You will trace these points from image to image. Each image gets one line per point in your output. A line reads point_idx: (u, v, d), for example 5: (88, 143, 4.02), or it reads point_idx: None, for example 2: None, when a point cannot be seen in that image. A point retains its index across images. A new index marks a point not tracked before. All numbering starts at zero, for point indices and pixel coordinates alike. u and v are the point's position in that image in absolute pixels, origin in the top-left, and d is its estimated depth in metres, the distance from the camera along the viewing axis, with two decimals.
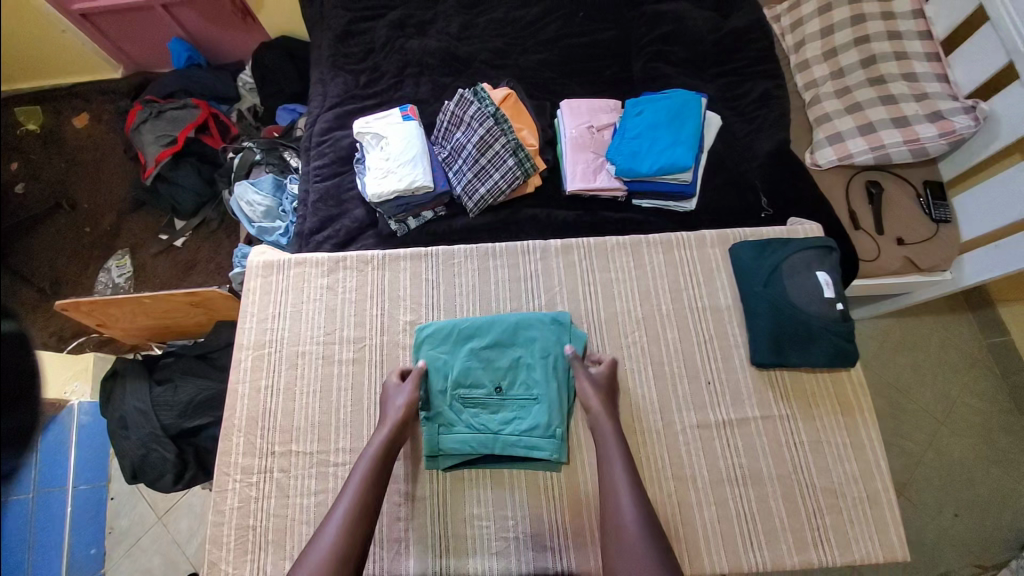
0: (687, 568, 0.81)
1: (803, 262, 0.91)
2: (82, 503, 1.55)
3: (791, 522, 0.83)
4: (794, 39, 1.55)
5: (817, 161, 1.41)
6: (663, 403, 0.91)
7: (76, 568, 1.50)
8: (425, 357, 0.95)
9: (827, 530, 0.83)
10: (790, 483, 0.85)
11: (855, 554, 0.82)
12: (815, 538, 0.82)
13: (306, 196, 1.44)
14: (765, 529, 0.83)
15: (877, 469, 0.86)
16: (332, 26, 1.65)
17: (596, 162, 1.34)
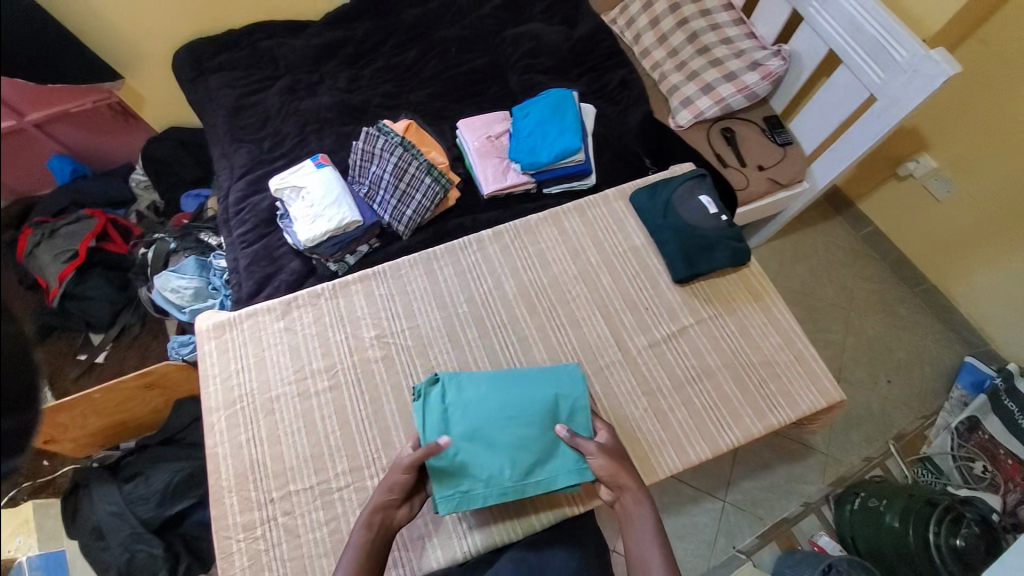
0: (678, 464, 0.93)
1: (688, 189, 1.11)
2: None
3: (746, 398, 0.98)
4: (631, 33, 1.85)
5: (679, 122, 1.68)
6: (616, 335, 1.04)
7: None
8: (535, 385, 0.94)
9: (776, 395, 0.99)
10: (735, 367, 1.01)
11: (803, 406, 0.98)
12: (768, 405, 0.98)
13: (237, 264, 1.46)
14: (728, 411, 0.97)
15: (795, 335, 1.05)
16: (222, 104, 1.72)
17: (503, 164, 1.50)
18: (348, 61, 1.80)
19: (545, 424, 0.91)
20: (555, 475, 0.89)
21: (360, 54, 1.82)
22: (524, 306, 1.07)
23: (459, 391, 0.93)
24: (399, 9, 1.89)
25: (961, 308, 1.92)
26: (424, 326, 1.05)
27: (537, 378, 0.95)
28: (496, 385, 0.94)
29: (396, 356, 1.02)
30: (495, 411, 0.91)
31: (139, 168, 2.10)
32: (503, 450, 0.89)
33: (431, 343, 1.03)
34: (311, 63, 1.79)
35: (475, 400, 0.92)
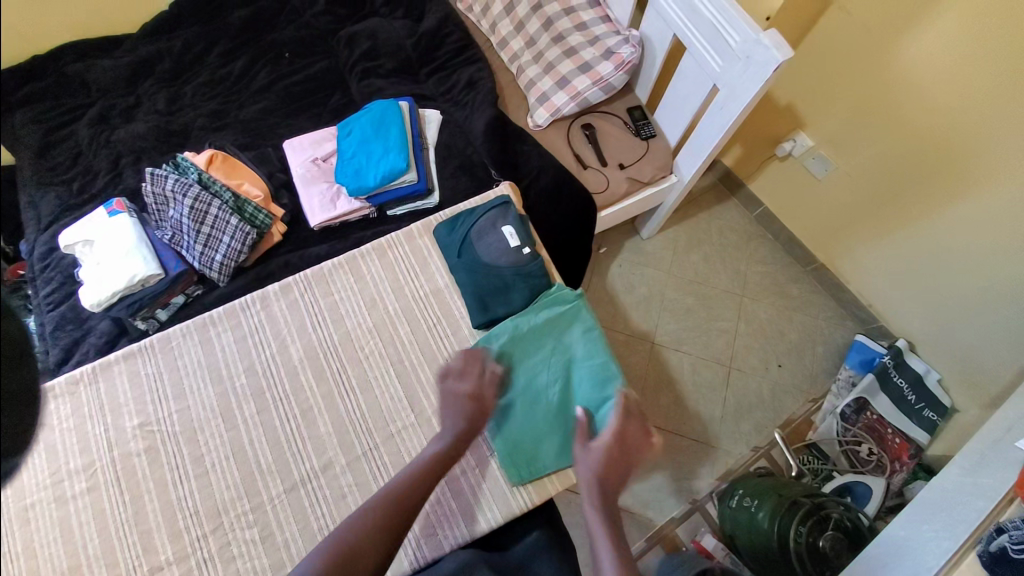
0: (467, 535, 0.89)
1: (490, 224, 1.03)
2: None
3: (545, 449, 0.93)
4: (487, 22, 1.68)
5: (536, 122, 1.54)
6: (409, 393, 0.95)
7: None
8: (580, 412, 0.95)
9: None
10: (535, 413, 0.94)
11: None
12: None
13: (43, 328, 1.32)
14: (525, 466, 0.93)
15: None
16: (24, 143, 1.52)
17: (331, 190, 1.36)
18: (170, 77, 1.61)
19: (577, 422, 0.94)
20: (533, 446, 0.92)
21: (183, 68, 1.62)
22: (312, 370, 0.97)
23: (558, 347, 0.98)
24: (228, 12, 1.69)
25: (851, 286, 1.87)
26: (195, 407, 0.94)
27: (593, 406, 0.94)
28: (579, 369, 0.97)
29: (162, 447, 0.92)
30: (563, 377, 0.96)
31: None
32: (532, 394, 0.95)
33: (202, 426, 0.93)
34: (126, 84, 1.59)
35: (552, 356, 0.97)
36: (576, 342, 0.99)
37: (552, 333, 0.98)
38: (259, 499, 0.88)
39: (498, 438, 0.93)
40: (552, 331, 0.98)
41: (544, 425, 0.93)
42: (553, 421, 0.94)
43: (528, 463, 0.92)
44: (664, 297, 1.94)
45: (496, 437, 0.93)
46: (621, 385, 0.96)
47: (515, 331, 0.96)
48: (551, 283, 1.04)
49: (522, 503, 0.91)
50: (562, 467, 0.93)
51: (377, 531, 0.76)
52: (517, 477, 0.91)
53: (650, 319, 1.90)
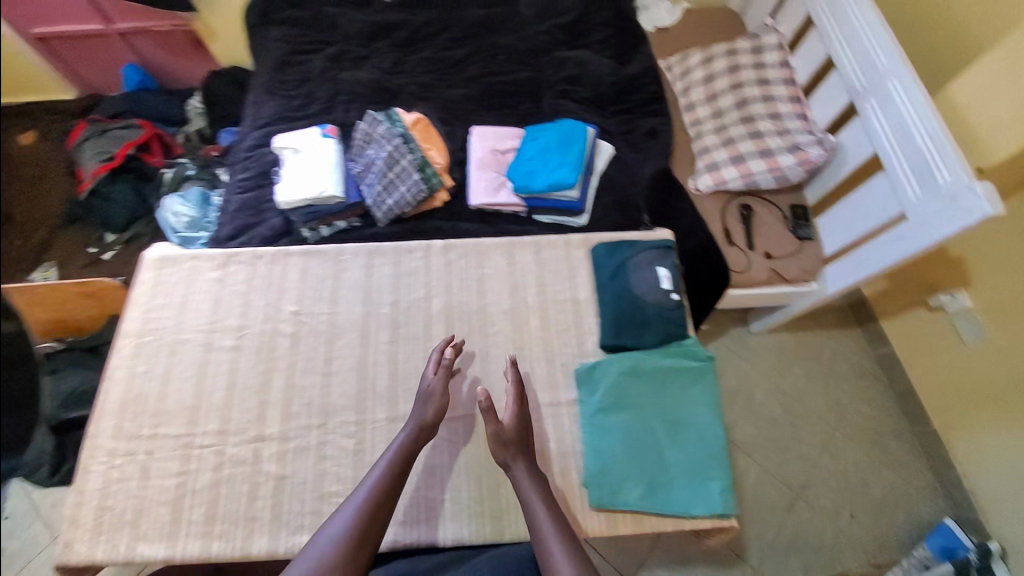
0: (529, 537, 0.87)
1: (648, 258, 1.07)
2: None
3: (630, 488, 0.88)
4: (682, 83, 1.76)
5: (697, 187, 1.59)
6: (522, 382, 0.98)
7: None
8: (677, 470, 0.90)
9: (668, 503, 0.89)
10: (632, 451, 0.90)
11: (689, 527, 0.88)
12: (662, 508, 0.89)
13: (227, 205, 1.54)
14: None
15: None
16: (271, 56, 1.81)
17: (498, 180, 1.49)
18: (401, 44, 1.86)
19: (670, 478, 0.89)
20: (620, 478, 0.88)
21: (413, 41, 1.87)
22: (444, 326, 1.04)
23: (675, 398, 0.95)
24: (465, 5, 1.91)
25: (959, 464, 1.67)
26: (342, 316, 1.05)
27: (691, 469, 0.90)
28: (689, 428, 0.93)
29: (303, 337, 1.03)
30: (670, 428, 0.92)
31: (197, 96, 2.34)
32: (633, 429, 0.92)
33: (341, 334, 1.03)
34: (364, 40, 1.86)
35: (665, 404, 0.94)
36: (693, 400, 0.95)
37: (673, 383, 0.96)
38: (364, 418, 0.96)
39: (589, 457, 0.91)
40: (674, 381, 0.96)
41: (637, 466, 0.89)
42: (647, 465, 0.89)
43: (609, 493, 0.88)
44: (752, 396, 1.85)
45: (588, 456, 0.91)
46: (722, 460, 0.92)
47: (637, 365, 0.96)
48: (688, 335, 1.03)
49: (588, 526, 0.87)
50: (640, 513, 0.88)
51: (344, 554, 0.75)
52: (595, 502, 0.87)
53: (730, 412, 1.82)
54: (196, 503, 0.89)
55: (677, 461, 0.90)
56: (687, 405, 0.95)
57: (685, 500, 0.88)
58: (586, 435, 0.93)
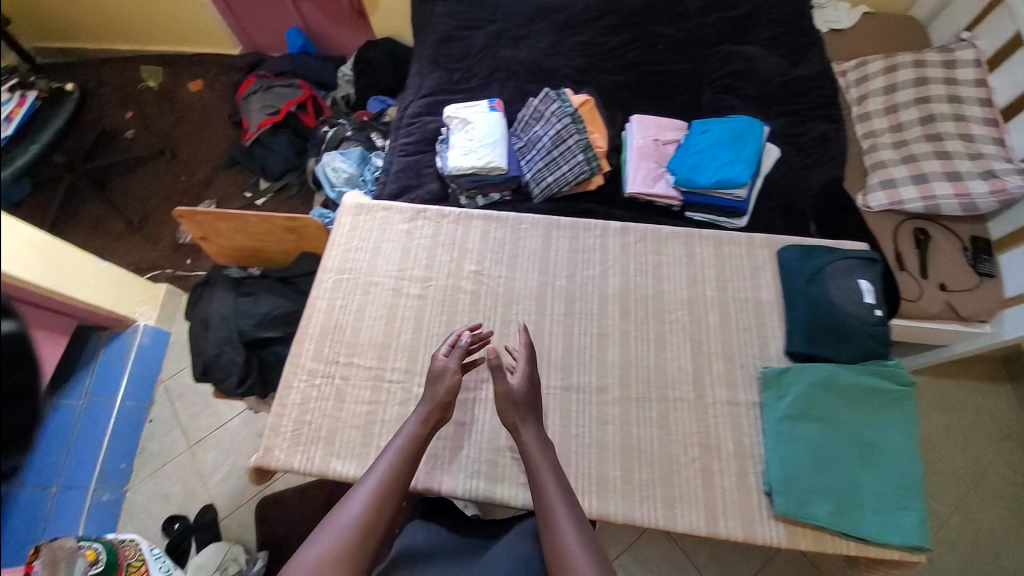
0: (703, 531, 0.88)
1: (849, 269, 1.01)
2: (63, 502, 1.63)
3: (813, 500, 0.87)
4: (858, 92, 1.63)
5: (868, 203, 1.47)
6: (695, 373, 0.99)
7: (56, 513, 1.61)
8: (868, 494, 0.88)
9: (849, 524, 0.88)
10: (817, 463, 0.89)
11: (870, 552, 0.87)
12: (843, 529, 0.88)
13: (390, 166, 1.65)
14: None
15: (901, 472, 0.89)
16: (437, 29, 1.89)
17: (657, 171, 1.46)
18: (560, 26, 1.87)
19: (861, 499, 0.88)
20: (807, 491, 0.87)
21: (573, 24, 1.87)
22: (619, 305, 1.05)
23: (871, 419, 0.92)
24: None
25: None
26: (519, 282, 1.08)
27: (883, 495, 0.87)
28: (884, 453, 0.90)
29: (482, 295, 1.07)
30: (863, 449, 0.90)
31: (349, 65, 2.45)
32: (824, 443, 0.90)
33: (517, 298, 1.07)
34: (525, 20, 1.89)
35: (859, 423, 0.91)
36: (889, 425, 0.92)
37: (869, 404, 0.93)
38: (539, 381, 0.99)
39: (774, 464, 0.90)
40: (870, 402, 0.93)
41: (826, 481, 0.88)
42: (837, 483, 0.88)
43: (796, 504, 0.87)
44: None
45: (772, 463, 0.90)
46: (916, 492, 0.88)
47: (834, 378, 0.93)
48: (885, 356, 0.99)
49: (766, 533, 0.88)
50: (826, 529, 0.86)
51: (366, 533, 0.76)
52: (782, 508, 0.87)
53: None
54: (385, 432, 0.96)
55: (868, 484, 0.88)
56: (881, 429, 0.92)
57: (877, 525, 0.86)
58: (770, 441, 0.92)
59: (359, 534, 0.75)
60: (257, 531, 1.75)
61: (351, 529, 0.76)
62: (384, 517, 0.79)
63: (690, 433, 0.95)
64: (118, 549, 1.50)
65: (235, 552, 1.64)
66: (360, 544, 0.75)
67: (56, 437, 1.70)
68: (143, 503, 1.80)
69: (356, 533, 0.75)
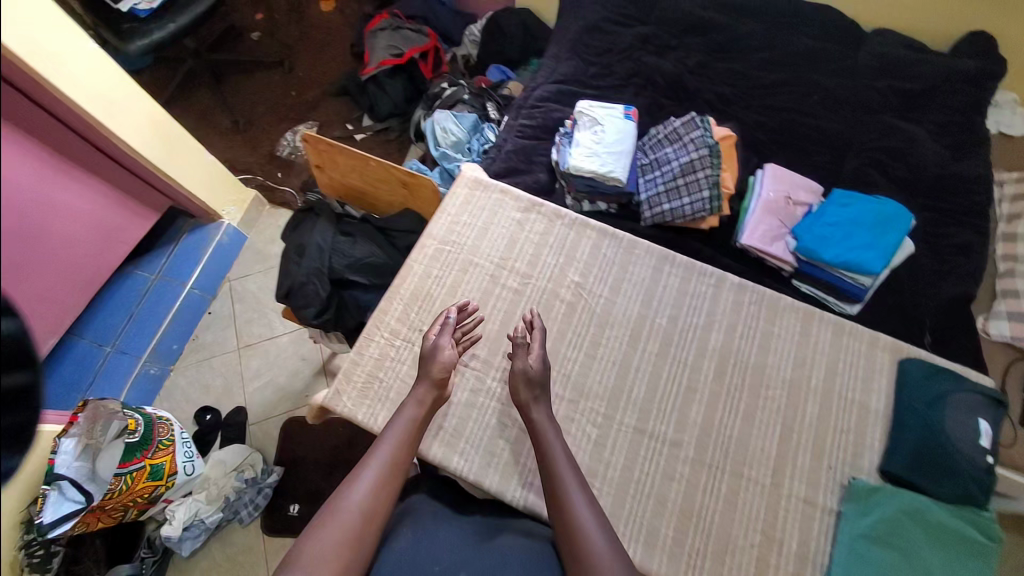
0: None
1: (966, 406, 0.97)
2: (115, 363, 1.76)
3: None
4: (1011, 208, 1.49)
5: (987, 329, 1.36)
6: (774, 457, 0.96)
7: (108, 372, 1.75)
8: None
9: None
10: None
11: None
12: None
13: (503, 143, 1.61)
14: None
15: None
16: (585, 16, 1.81)
17: (778, 230, 1.37)
18: (712, 47, 1.77)
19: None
20: None
21: (727, 48, 1.76)
22: (715, 364, 1.01)
23: (952, 567, 0.87)
24: (795, 31, 1.76)
25: None
26: (619, 308, 1.04)
27: None
28: None
29: (579, 309, 1.04)
30: None
31: (479, 26, 2.42)
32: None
33: (613, 322, 1.03)
34: (677, 31, 1.79)
35: (937, 569, 0.87)
36: None
37: (954, 554, 0.87)
38: (613, 415, 0.96)
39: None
40: (956, 552, 0.87)
41: None
42: None
43: None
44: None
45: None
46: None
47: (924, 512, 0.89)
48: (987, 512, 0.92)
49: None
50: None
51: (371, 521, 0.73)
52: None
53: None
54: (451, 413, 0.97)
55: None
56: None
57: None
58: (838, 553, 0.89)
59: (362, 525, 0.72)
60: (279, 446, 1.82)
61: (357, 513, 0.73)
62: (384, 503, 0.76)
63: (752, 516, 0.91)
64: (154, 425, 1.55)
65: (253, 459, 1.73)
66: (362, 533, 0.72)
67: (123, 301, 1.81)
68: (184, 387, 1.89)
69: (358, 522, 0.72)
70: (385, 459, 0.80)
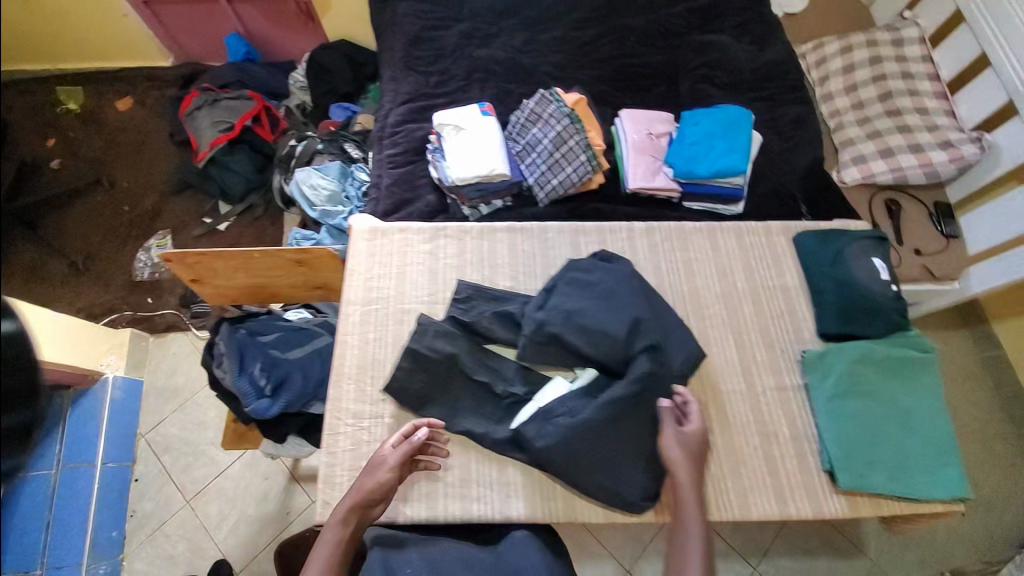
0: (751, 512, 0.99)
1: (871, 244, 1.17)
2: None
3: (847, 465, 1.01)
4: (819, 73, 1.76)
5: (843, 178, 1.62)
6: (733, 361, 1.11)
7: None
8: (911, 454, 1.01)
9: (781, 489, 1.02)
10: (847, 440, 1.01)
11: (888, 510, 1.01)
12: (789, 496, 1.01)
13: (380, 180, 1.55)
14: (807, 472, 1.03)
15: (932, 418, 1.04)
16: (403, 31, 1.78)
17: (655, 164, 1.48)
18: (530, 23, 1.82)
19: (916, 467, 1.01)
20: (865, 463, 1.00)
21: (543, 20, 1.83)
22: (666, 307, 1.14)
23: (908, 386, 1.05)
24: None
25: None
26: None
27: (931, 458, 1.01)
28: (925, 423, 1.02)
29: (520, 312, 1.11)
30: (905, 415, 1.02)
31: (300, 70, 2.29)
32: (878, 420, 1.02)
33: None
34: (493, 17, 1.83)
35: (901, 394, 1.04)
36: (913, 398, 1.04)
37: (897, 380, 1.05)
38: None
39: (835, 445, 1.02)
40: (901, 376, 1.05)
41: (885, 457, 1.00)
42: (881, 453, 1.00)
43: (852, 475, 0.99)
44: None
45: (835, 445, 1.02)
46: (955, 450, 1.02)
47: (871, 353, 1.06)
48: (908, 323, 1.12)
49: (832, 508, 1.01)
50: (885, 493, 1.00)
51: None
52: (843, 482, 0.99)
53: None
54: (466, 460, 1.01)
55: (909, 450, 1.01)
56: (911, 401, 1.03)
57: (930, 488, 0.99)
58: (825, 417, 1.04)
59: None
60: None
61: None
62: None
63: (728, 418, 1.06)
64: None
65: None
66: None
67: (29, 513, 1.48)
68: (146, 570, 1.64)
69: None
70: (334, 538, 0.86)
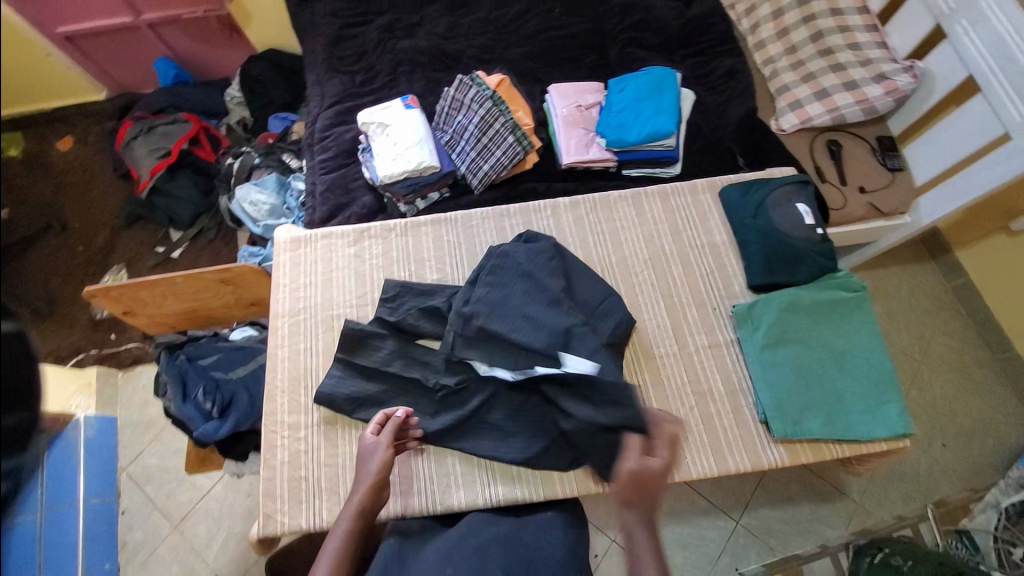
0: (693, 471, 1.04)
1: (795, 192, 1.22)
2: None
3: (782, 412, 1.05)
4: (750, 21, 1.75)
5: (782, 126, 1.61)
6: (657, 323, 1.17)
7: None
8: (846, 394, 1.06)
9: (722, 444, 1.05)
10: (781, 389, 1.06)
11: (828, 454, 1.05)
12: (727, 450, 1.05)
13: (314, 188, 1.53)
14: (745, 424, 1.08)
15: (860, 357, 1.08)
16: (323, 32, 1.74)
17: (586, 136, 1.46)
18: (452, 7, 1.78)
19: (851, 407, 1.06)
20: (798, 410, 1.05)
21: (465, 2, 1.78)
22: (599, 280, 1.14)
23: (836, 328, 1.10)
24: None
25: None
26: None
27: (866, 394, 1.06)
28: (854, 361, 1.08)
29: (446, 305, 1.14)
30: (835, 357, 1.08)
31: (235, 85, 2.24)
32: (806, 364, 1.08)
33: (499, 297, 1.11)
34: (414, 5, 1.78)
35: (827, 336, 1.10)
36: (842, 339, 1.10)
37: (825, 324, 1.10)
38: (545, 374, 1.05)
39: (768, 396, 1.07)
40: (826, 319, 1.11)
41: (817, 400, 1.05)
42: (814, 398, 1.06)
43: (786, 422, 1.04)
44: None
45: (769, 396, 1.07)
46: (890, 386, 1.07)
47: (795, 300, 1.12)
48: (832, 266, 1.18)
49: (772, 457, 1.05)
50: (822, 437, 1.04)
51: None
52: (779, 432, 1.05)
53: None
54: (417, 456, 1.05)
55: (841, 391, 1.06)
56: (838, 343, 1.09)
57: (866, 423, 1.04)
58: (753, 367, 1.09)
59: None
60: None
61: None
62: None
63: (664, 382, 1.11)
64: None
65: None
66: None
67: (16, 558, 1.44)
68: None
69: None
70: (348, 529, 0.86)
